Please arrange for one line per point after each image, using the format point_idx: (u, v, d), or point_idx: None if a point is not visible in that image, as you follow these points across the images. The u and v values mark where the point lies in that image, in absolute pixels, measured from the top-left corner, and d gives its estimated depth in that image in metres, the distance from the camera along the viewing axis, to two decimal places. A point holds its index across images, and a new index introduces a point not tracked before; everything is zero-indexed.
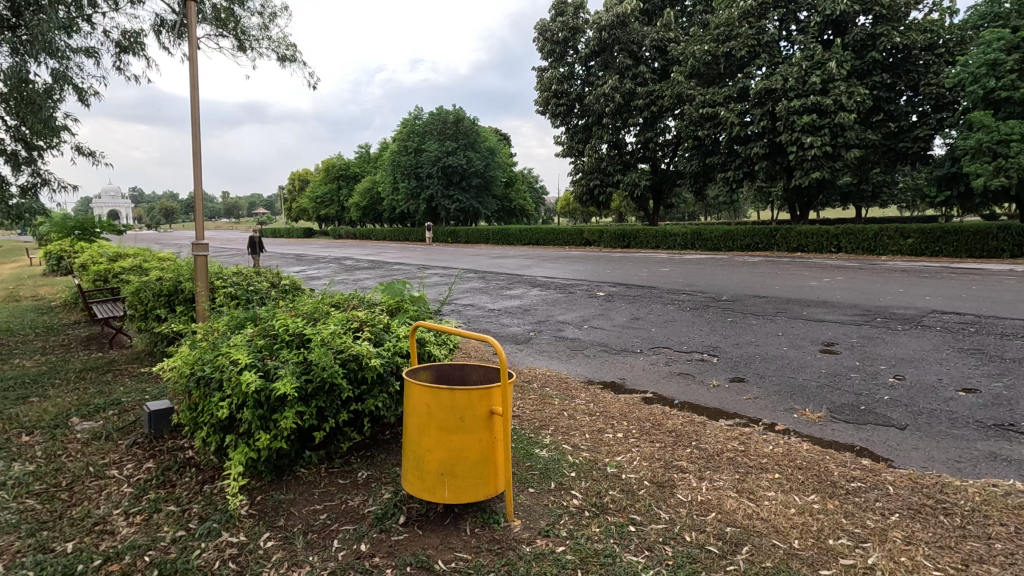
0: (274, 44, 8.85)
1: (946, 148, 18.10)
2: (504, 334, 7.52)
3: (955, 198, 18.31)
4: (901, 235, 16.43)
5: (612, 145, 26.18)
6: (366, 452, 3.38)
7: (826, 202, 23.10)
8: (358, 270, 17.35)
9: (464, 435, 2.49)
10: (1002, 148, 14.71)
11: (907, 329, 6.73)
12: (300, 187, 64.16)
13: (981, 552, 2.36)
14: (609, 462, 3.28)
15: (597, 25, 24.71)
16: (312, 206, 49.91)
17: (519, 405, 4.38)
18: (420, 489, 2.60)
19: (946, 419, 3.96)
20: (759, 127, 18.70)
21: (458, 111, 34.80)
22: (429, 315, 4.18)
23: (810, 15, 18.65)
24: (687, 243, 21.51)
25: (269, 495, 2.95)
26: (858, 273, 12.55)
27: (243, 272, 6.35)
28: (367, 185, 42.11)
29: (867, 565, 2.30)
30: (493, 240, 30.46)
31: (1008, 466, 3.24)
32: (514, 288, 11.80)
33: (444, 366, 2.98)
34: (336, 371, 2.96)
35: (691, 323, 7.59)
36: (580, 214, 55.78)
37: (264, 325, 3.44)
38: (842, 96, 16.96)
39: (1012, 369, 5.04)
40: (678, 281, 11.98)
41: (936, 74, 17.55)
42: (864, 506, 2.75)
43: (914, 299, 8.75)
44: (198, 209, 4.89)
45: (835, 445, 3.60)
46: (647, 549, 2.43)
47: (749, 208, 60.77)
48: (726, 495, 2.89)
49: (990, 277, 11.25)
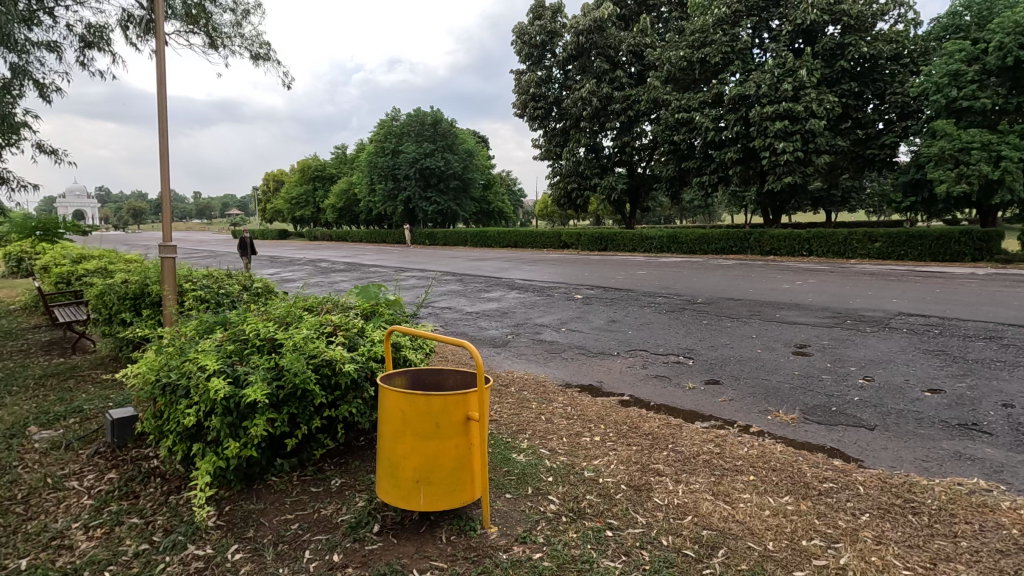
0: (247, 41, 8.69)
1: (911, 155, 18.69)
2: (482, 337, 7.48)
3: (920, 203, 18.91)
4: (870, 239, 16.86)
5: (590, 148, 26.45)
6: (340, 459, 3.31)
7: (798, 207, 23.62)
8: (334, 272, 17.09)
9: (438, 442, 2.45)
10: (963, 156, 15.23)
11: (876, 331, 6.91)
12: (275, 188, 63.22)
13: (948, 550, 2.41)
14: (586, 467, 3.27)
15: (575, 29, 24.89)
16: (286, 207, 49.12)
17: (497, 409, 4.36)
18: (395, 497, 2.55)
19: (914, 419, 4.05)
20: (733, 132, 19.02)
21: (436, 112, 34.60)
22: (405, 318, 4.12)
23: (782, 23, 19.06)
24: (663, 246, 21.72)
25: (238, 505, 2.86)
26: (830, 276, 12.83)
27: (214, 274, 6.17)
28: (344, 186, 41.63)
29: (840, 565, 2.33)
30: (472, 242, 30.38)
31: (972, 465, 3.33)
32: (493, 291, 11.78)
33: (421, 371, 2.94)
34: (308, 377, 2.89)
35: (668, 325, 7.67)
36: (557, 215, 56.01)
37: (234, 329, 3.34)
38: (812, 103, 17.36)
39: (975, 370, 5.21)
40: (655, 284, 12.09)
41: (901, 83, 18.11)
42: (835, 507, 2.79)
43: (882, 302, 8.98)
44: (165, 210, 4.73)
45: (808, 445, 3.67)
46: (624, 554, 2.43)
47: (723, 212, 61.97)
48: (702, 498, 2.90)
49: (954, 281, 11.62)
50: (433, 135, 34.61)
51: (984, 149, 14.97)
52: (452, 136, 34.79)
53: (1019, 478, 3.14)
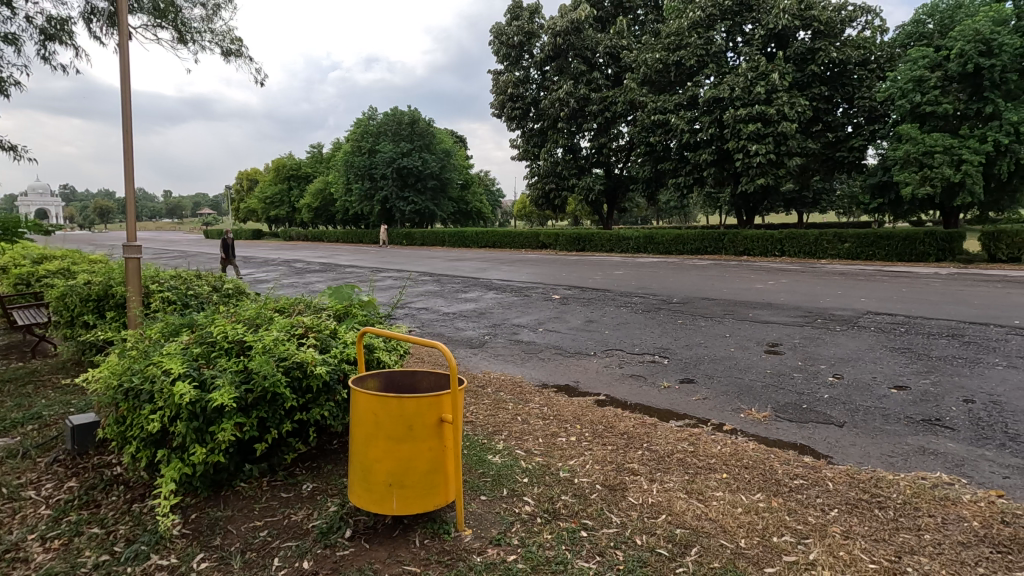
0: (217, 37, 8.50)
1: (878, 158, 19.19)
2: (458, 338, 7.43)
3: (887, 205, 19.47)
4: (840, 240, 17.28)
5: (568, 149, 26.57)
6: (312, 463, 3.25)
7: (771, 208, 24.11)
8: (308, 273, 16.79)
9: (411, 446, 2.42)
10: (927, 159, 15.72)
11: (845, 329, 7.07)
12: (249, 187, 62.10)
13: (912, 543, 2.47)
14: (561, 467, 3.27)
15: (552, 30, 24.95)
16: (259, 207, 48.24)
17: (472, 411, 4.33)
18: (368, 500, 2.50)
19: (880, 416, 4.16)
20: (707, 134, 19.28)
21: (413, 112, 34.35)
22: (378, 319, 4.06)
23: (755, 27, 19.38)
24: (640, 246, 21.89)
25: (204, 513, 2.79)
26: (802, 276, 13.14)
27: (182, 275, 6.00)
28: (319, 185, 41.04)
29: (809, 561, 2.36)
30: (450, 242, 30.24)
31: (936, 459, 3.42)
32: (470, 291, 11.74)
33: (394, 374, 2.89)
34: (278, 380, 2.83)
35: (644, 325, 7.75)
36: (535, 215, 56.32)
37: (202, 331, 3.25)
38: (785, 106, 17.71)
39: (938, 367, 5.36)
40: (632, 284, 12.21)
41: (869, 88, 18.62)
42: (805, 503, 2.84)
43: (851, 301, 9.21)
44: (130, 210, 4.58)
45: (779, 443, 3.72)
46: (599, 553, 2.43)
47: (697, 214, 63.11)
48: (676, 496, 2.92)
49: (920, 280, 12.02)
50: (410, 134, 34.33)
51: (947, 153, 15.45)
52: (429, 135, 34.57)
53: (980, 472, 3.23)
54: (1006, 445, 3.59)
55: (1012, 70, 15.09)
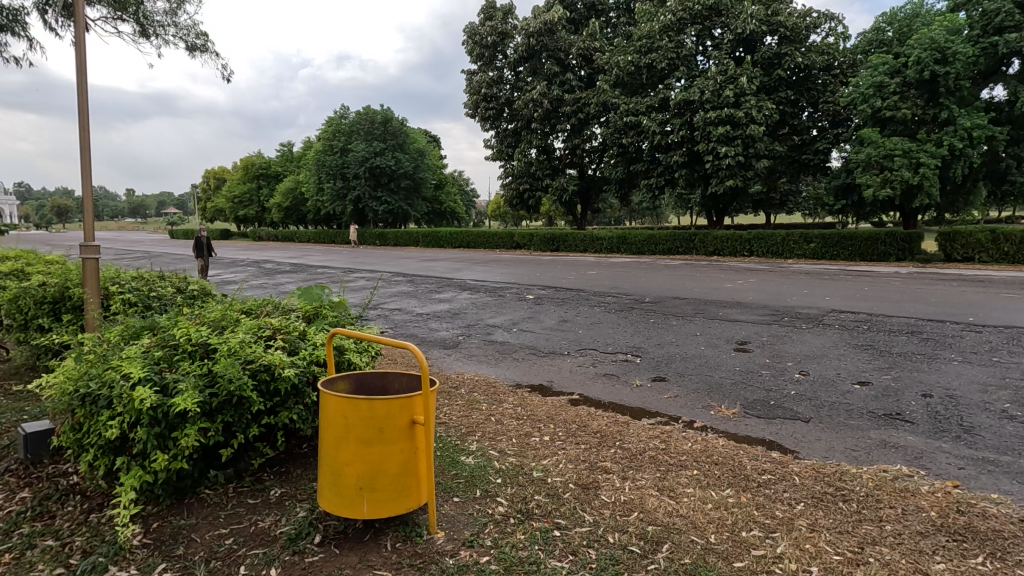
0: (182, 31, 8.28)
1: (841, 161, 19.78)
2: (431, 338, 7.37)
3: (851, 206, 20.07)
4: (806, 240, 17.75)
5: (541, 150, 26.66)
6: (280, 468, 3.17)
7: (739, 209, 24.60)
8: (278, 273, 16.47)
9: (382, 448, 2.38)
10: (887, 162, 16.27)
11: (811, 327, 7.26)
12: (216, 186, 60.58)
13: (874, 534, 2.55)
14: (535, 467, 3.26)
15: (526, 31, 25.01)
16: (227, 206, 47.09)
17: (446, 412, 4.29)
18: (338, 506, 2.45)
19: (844, 411, 4.27)
20: (678, 136, 19.60)
21: (386, 111, 33.98)
22: (349, 320, 4.00)
23: (724, 32, 19.74)
24: (613, 247, 22.10)
25: (167, 522, 2.70)
26: (770, 275, 13.45)
27: (144, 276, 5.82)
28: (290, 184, 40.31)
29: (776, 555, 2.40)
30: (424, 242, 30.02)
31: (897, 452, 3.54)
32: (444, 291, 11.68)
33: (365, 375, 2.84)
34: (245, 384, 2.75)
35: (617, 324, 7.82)
36: (510, 215, 56.44)
37: (163, 334, 3.14)
38: (753, 110, 18.10)
39: (899, 363, 5.54)
40: (605, 284, 12.31)
41: (832, 93, 19.17)
42: (773, 497, 2.90)
43: (816, 300, 9.46)
44: (86, 208, 4.41)
45: (748, 439, 3.80)
46: (571, 553, 2.43)
47: (669, 215, 64.38)
48: (648, 494, 2.95)
49: (882, 279, 12.42)
50: (383, 133, 33.96)
51: (906, 156, 16.01)
52: (403, 135, 34.26)
53: (937, 464, 3.35)
54: (961, 438, 3.73)
55: (965, 78, 15.74)
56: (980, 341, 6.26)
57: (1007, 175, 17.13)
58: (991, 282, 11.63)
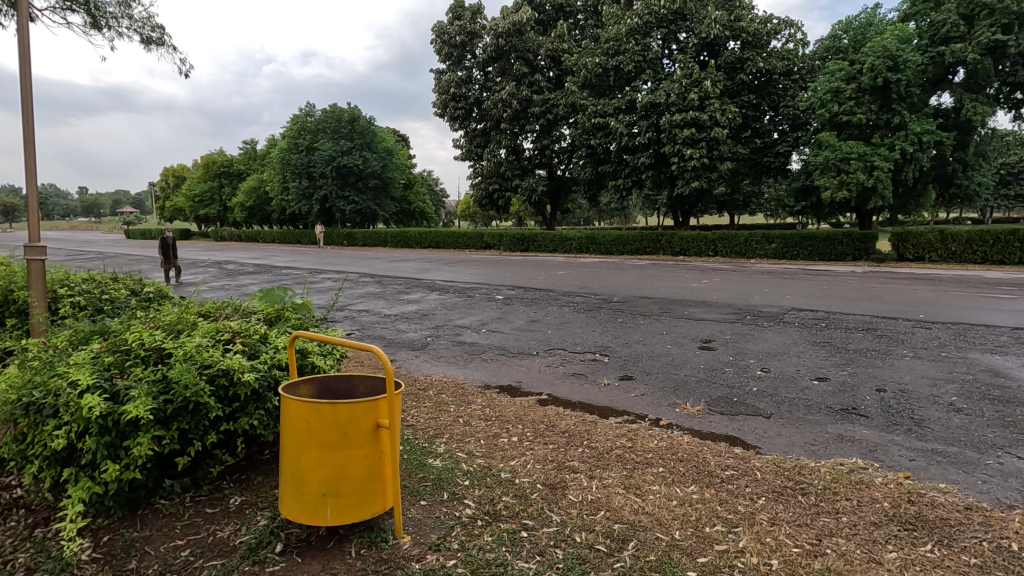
0: (136, 23, 7.99)
1: (801, 164, 20.41)
2: (399, 340, 7.29)
3: (810, 208, 20.72)
4: (767, 241, 18.25)
5: (511, 150, 26.70)
6: (241, 475, 3.09)
7: (704, 210, 25.14)
8: (241, 274, 16.01)
9: (345, 453, 2.34)
10: (844, 165, 16.88)
11: (772, 325, 7.46)
12: (175, 184, 58.64)
13: (831, 526, 2.62)
14: (502, 468, 3.26)
15: (494, 31, 25.00)
16: (187, 205, 45.59)
17: (413, 414, 4.24)
18: (299, 513, 2.40)
19: (804, 406, 4.41)
20: (645, 138, 19.92)
21: (353, 109, 33.40)
22: (312, 322, 3.93)
23: (688, 36, 20.12)
24: (582, 247, 22.29)
25: (118, 535, 2.58)
26: (734, 275, 13.79)
27: (95, 277, 5.58)
28: (253, 183, 39.29)
29: (739, 549, 2.45)
30: (392, 243, 29.68)
31: (853, 446, 3.65)
32: (412, 292, 11.59)
33: (328, 379, 2.78)
34: (201, 390, 2.66)
35: (586, 324, 7.89)
36: (479, 216, 56.55)
37: (115, 338, 3.01)
38: (717, 113, 18.48)
39: (854, 359, 5.75)
40: (574, 283, 12.42)
41: (792, 97, 19.75)
42: (736, 492, 2.96)
43: (777, 298, 9.74)
44: (31, 207, 4.21)
45: (711, 435, 3.87)
46: (538, 553, 2.43)
47: (638, 215, 65.43)
48: (614, 492, 2.97)
49: (838, 278, 12.89)
50: (350, 132, 33.43)
51: (861, 159, 16.62)
52: (370, 133, 33.78)
53: (890, 456, 3.48)
54: (912, 430, 3.89)
55: (915, 84, 16.47)
56: (929, 338, 6.54)
57: (954, 178, 17.96)
58: (940, 281, 12.17)
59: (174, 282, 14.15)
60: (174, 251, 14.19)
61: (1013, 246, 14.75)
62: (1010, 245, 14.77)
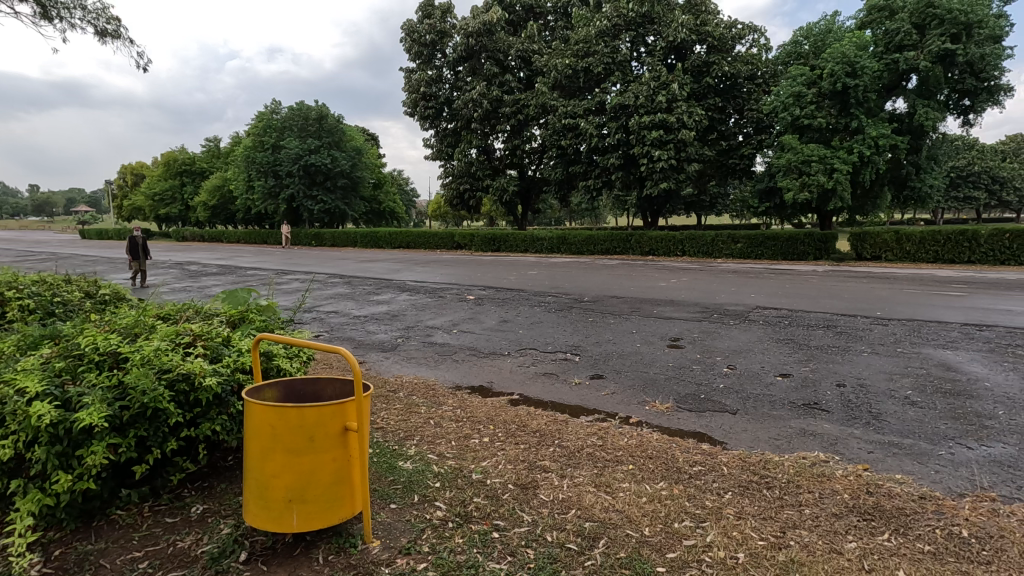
0: (90, 15, 7.69)
1: (765, 166, 20.99)
2: (369, 341, 7.19)
3: (773, 209, 21.31)
4: (733, 241, 18.67)
5: (482, 150, 26.67)
6: (203, 483, 2.99)
7: (673, 211, 25.56)
8: (205, 275, 15.53)
9: (311, 457, 2.28)
10: (805, 167, 17.42)
11: (738, 323, 7.63)
12: (134, 182, 56.61)
13: (794, 518, 2.70)
14: (474, 469, 3.24)
15: (464, 31, 24.92)
16: (147, 204, 44.08)
17: (383, 417, 4.19)
18: (263, 520, 2.34)
19: (768, 402, 4.52)
20: (614, 139, 20.17)
21: (321, 107, 32.75)
22: (278, 324, 3.85)
23: (656, 40, 20.42)
24: (553, 247, 22.41)
25: (71, 548, 2.46)
26: (702, 274, 14.06)
27: (45, 279, 5.33)
28: (217, 181, 38.23)
29: (706, 543, 2.49)
30: (362, 243, 29.28)
31: (815, 440, 3.76)
32: (383, 293, 11.46)
33: (294, 382, 2.72)
34: (160, 395, 2.57)
35: (557, 323, 7.92)
36: (451, 215, 56.33)
37: (67, 343, 2.88)
38: (683, 115, 18.82)
39: (816, 355, 5.93)
40: (546, 283, 12.47)
41: (756, 101, 20.26)
42: (703, 488, 3.01)
43: (743, 297, 9.97)
44: None
45: (680, 433, 3.93)
46: (510, 554, 2.42)
47: (608, 215, 66.08)
48: (585, 490, 2.99)
49: (800, 277, 13.27)
50: (318, 131, 32.83)
51: (822, 162, 17.16)
52: (339, 132, 33.21)
53: (849, 449, 3.60)
54: (870, 424, 4.03)
55: (872, 90, 17.08)
56: (886, 334, 6.79)
57: (908, 180, 18.71)
58: (896, 279, 12.65)
59: (138, 283, 13.45)
60: (144, 249, 13.64)
61: (962, 245, 15.43)
62: (960, 245, 15.45)
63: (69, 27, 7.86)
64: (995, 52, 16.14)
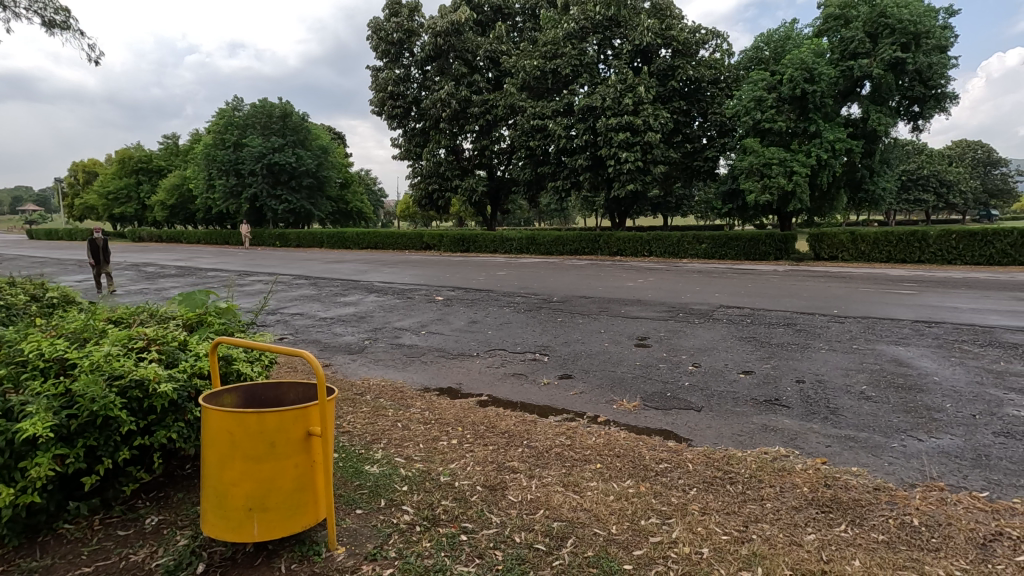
0: (37, 4, 7.32)
1: (728, 168, 21.56)
2: (335, 343, 7.06)
3: (736, 210, 21.88)
4: (698, 241, 19.07)
5: (450, 150, 26.54)
6: (158, 493, 2.88)
7: (641, 211, 25.98)
8: (162, 277, 14.98)
9: (271, 463, 2.22)
10: (766, 169, 17.94)
11: (703, 321, 7.80)
12: (86, 180, 54.27)
13: (756, 512, 2.76)
14: (441, 471, 3.20)
15: (433, 31, 24.77)
16: (101, 203, 42.27)
17: (349, 420, 4.12)
18: (223, 530, 2.25)
19: (731, 399, 4.62)
20: (582, 141, 20.36)
21: (285, 104, 32.02)
22: (238, 327, 3.75)
23: (623, 43, 20.67)
24: (523, 247, 22.47)
25: (15, 565, 2.33)
26: (668, 274, 14.32)
27: None
28: (175, 180, 36.95)
29: (671, 540, 2.53)
30: (328, 243, 28.74)
31: (776, 436, 3.86)
32: (350, 294, 11.27)
33: (255, 388, 2.65)
34: (111, 402, 2.46)
35: (526, 324, 7.94)
36: (420, 216, 55.93)
37: (9, 349, 2.73)
38: (650, 118, 19.07)
39: (777, 352, 6.10)
40: (514, 284, 12.50)
41: (718, 105, 20.77)
42: (669, 485, 3.05)
43: (707, 296, 10.20)
44: None
45: (646, 430, 3.98)
46: (477, 557, 2.41)
47: (578, 216, 66.32)
48: (553, 490, 2.99)
49: (763, 276, 13.61)
50: (282, 128, 32.03)
51: (782, 165, 17.72)
52: (304, 131, 32.54)
53: (809, 444, 3.70)
54: (828, 418, 4.17)
55: (829, 96, 17.68)
56: (843, 331, 7.02)
57: (863, 183, 19.47)
58: (851, 279, 13.13)
59: (100, 285, 12.93)
60: (105, 253, 13.06)
61: (913, 245, 16.12)
62: (911, 245, 16.13)
63: (15, 17, 7.52)
64: (941, 62, 16.98)
